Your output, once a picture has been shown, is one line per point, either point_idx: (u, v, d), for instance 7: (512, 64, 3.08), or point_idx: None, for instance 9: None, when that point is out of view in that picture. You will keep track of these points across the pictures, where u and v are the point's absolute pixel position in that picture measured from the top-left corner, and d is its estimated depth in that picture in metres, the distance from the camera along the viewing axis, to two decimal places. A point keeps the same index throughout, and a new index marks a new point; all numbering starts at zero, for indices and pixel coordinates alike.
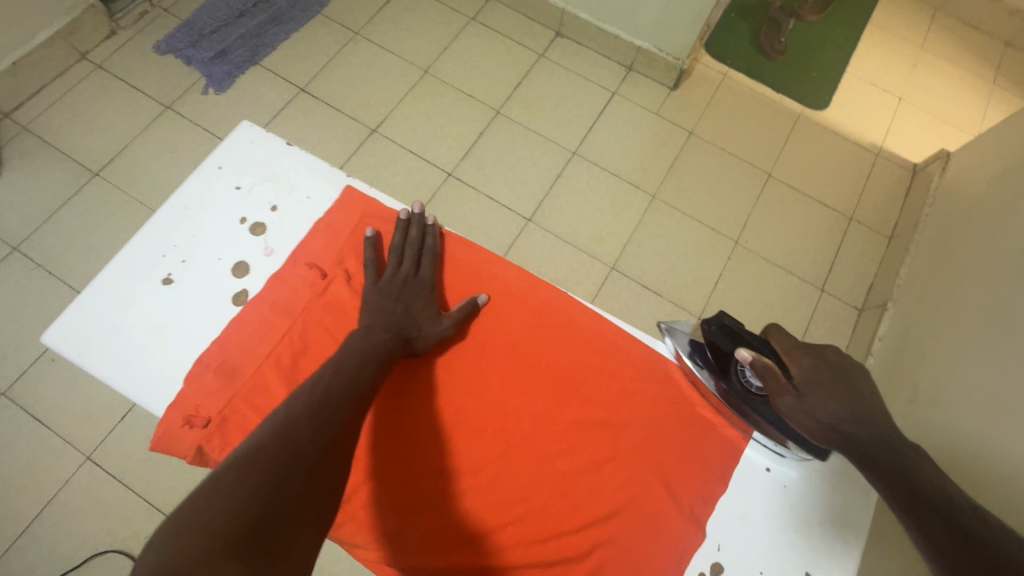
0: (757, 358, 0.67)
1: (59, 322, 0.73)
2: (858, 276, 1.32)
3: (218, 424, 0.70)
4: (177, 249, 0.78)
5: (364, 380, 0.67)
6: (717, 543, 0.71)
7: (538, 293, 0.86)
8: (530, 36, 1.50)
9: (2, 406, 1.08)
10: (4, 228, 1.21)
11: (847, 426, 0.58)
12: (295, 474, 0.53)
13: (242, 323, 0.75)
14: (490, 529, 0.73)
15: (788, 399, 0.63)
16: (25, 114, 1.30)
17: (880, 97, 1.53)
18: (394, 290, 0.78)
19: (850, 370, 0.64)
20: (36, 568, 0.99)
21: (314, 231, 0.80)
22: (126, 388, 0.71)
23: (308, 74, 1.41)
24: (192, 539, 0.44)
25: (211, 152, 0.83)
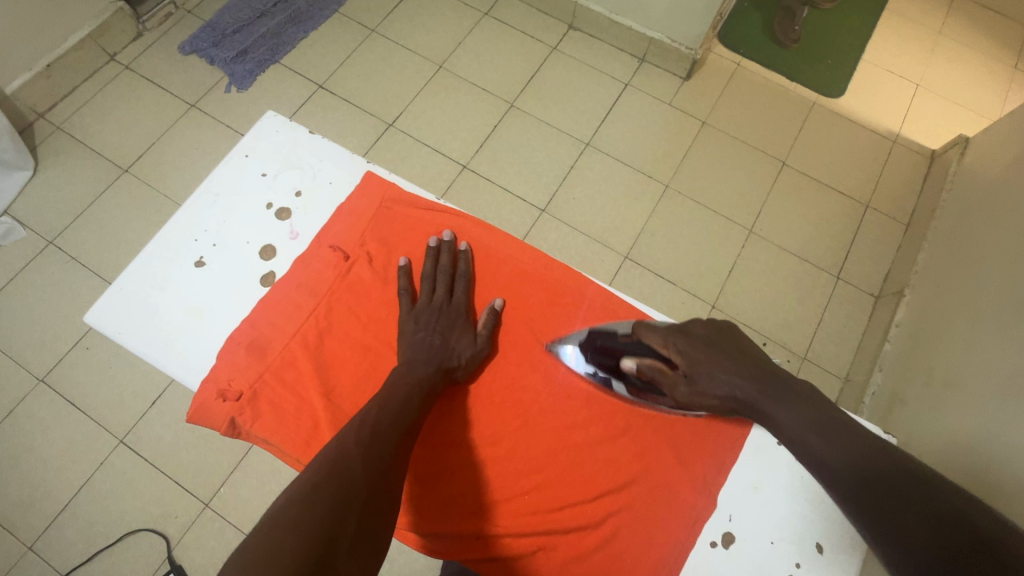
0: (640, 361, 0.73)
1: (98, 304, 0.76)
2: (874, 264, 1.31)
3: (250, 397, 0.73)
4: (208, 234, 0.81)
5: (410, 411, 0.67)
6: (729, 513, 0.72)
7: (546, 273, 0.86)
8: (543, 29, 1.52)
9: (41, 391, 1.13)
10: (41, 222, 1.26)
11: (742, 395, 0.64)
12: (355, 477, 0.56)
13: (271, 301, 0.77)
14: (508, 498, 0.74)
15: (683, 388, 0.69)
16: (58, 114, 1.36)
17: (897, 83, 1.52)
18: (429, 319, 0.76)
19: (714, 335, 0.70)
20: (75, 544, 1.04)
21: (336, 214, 0.82)
22: (162, 362, 0.75)
23: (326, 71, 1.45)
24: (281, 537, 0.47)
25: (238, 142, 0.86)
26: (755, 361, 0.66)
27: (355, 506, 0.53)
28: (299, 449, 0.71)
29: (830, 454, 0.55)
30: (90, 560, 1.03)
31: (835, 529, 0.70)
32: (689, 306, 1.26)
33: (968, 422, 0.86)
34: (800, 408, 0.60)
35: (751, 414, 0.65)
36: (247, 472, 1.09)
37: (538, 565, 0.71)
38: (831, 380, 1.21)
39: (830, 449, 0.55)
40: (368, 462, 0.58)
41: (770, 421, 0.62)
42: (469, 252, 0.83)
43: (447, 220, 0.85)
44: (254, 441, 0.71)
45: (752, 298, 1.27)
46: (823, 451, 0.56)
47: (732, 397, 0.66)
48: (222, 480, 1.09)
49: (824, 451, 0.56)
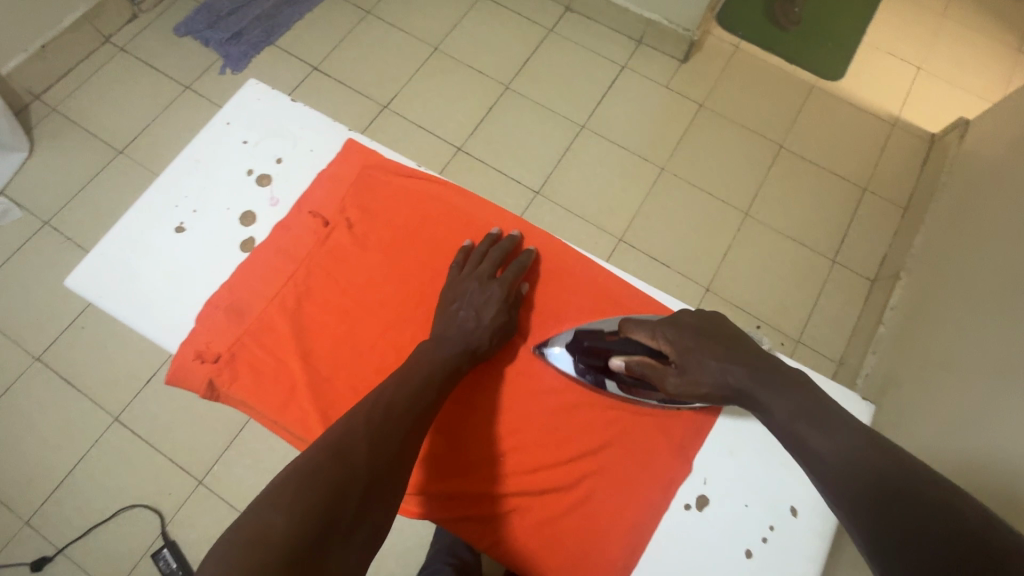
0: (629, 358, 0.67)
1: (80, 268, 0.77)
2: (871, 247, 1.30)
3: (227, 359, 0.73)
4: (188, 200, 0.81)
5: (429, 395, 0.65)
6: (703, 477, 0.70)
7: (547, 246, 0.82)
8: (540, 11, 1.50)
9: (37, 370, 1.14)
10: (37, 203, 1.27)
11: (734, 382, 0.59)
12: (357, 449, 0.55)
13: (250, 266, 0.77)
14: (482, 460, 0.71)
15: (674, 378, 0.63)
16: (53, 96, 1.36)
17: (898, 66, 1.50)
18: (468, 291, 0.75)
19: (705, 325, 0.65)
20: (71, 520, 1.05)
21: (317, 180, 0.82)
22: (142, 325, 0.75)
23: (321, 53, 1.44)
24: (277, 515, 0.46)
25: (220, 110, 0.86)
26: (747, 351, 0.61)
27: (355, 490, 0.52)
28: (275, 409, 0.72)
29: (820, 444, 0.50)
30: (86, 536, 1.05)
31: (807, 491, 0.69)
32: (683, 289, 1.26)
33: (959, 401, 0.86)
34: (795, 396, 0.55)
35: (743, 403, 0.59)
36: (240, 451, 1.10)
37: (510, 526, 0.69)
38: (825, 363, 1.21)
39: (827, 442, 0.50)
40: (374, 437, 0.57)
41: (763, 410, 0.56)
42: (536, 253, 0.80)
43: (485, 204, 0.84)
44: (232, 403, 0.72)
45: (747, 281, 1.27)
46: (820, 446, 0.50)
47: (725, 387, 0.60)
48: (215, 458, 1.10)
49: (820, 444, 0.50)
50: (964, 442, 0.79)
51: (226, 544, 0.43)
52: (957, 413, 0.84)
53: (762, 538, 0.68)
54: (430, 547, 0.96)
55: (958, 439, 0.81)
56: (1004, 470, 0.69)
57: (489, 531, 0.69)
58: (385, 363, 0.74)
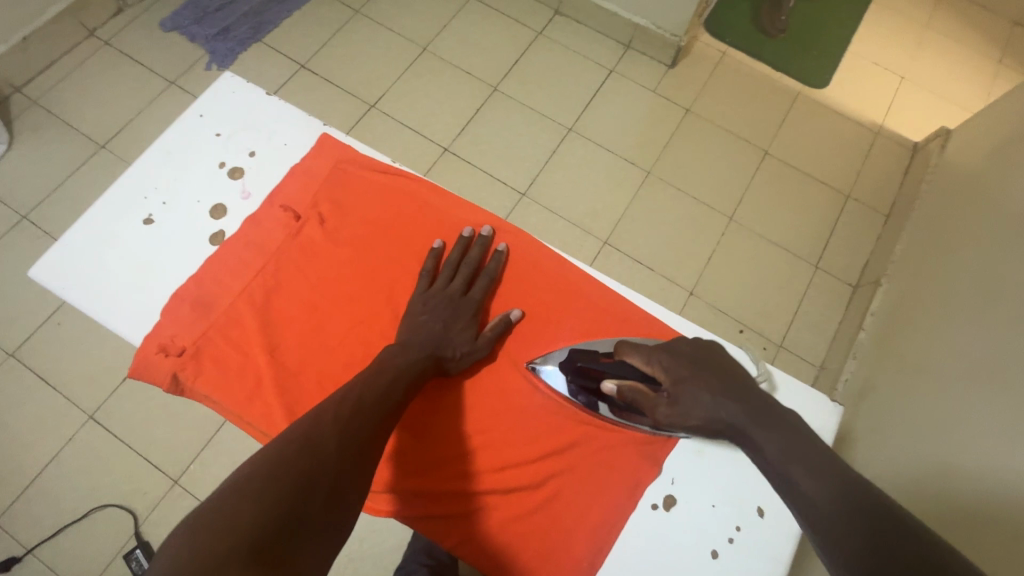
0: (621, 383, 0.67)
1: (45, 258, 0.75)
2: (854, 253, 1.31)
3: (192, 353, 0.72)
4: (158, 192, 0.80)
5: (395, 395, 0.64)
6: (672, 476, 0.70)
7: (519, 249, 0.82)
8: (530, 14, 1.51)
9: (11, 365, 1.12)
10: (15, 196, 1.25)
11: (725, 416, 0.60)
12: (326, 441, 0.54)
13: (219, 260, 0.76)
14: (449, 457, 0.71)
15: (665, 408, 0.64)
16: (35, 89, 1.34)
17: (882, 76, 1.51)
18: (437, 305, 0.74)
19: (701, 354, 0.67)
20: (41, 519, 1.03)
21: (289, 174, 0.81)
22: (107, 317, 0.74)
23: (309, 51, 1.43)
24: (243, 502, 0.45)
25: (194, 102, 0.85)
26: (742, 383, 0.62)
27: (325, 481, 0.51)
28: (240, 404, 0.71)
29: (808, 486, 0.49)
30: (56, 536, 1.03)
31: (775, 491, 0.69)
32: (667, 292, 1.26)
33: (934, 405, 0.87)
34: (786, 437, 0.54)
35: (729, 435, 0.60)
36: (217, 451, 1.09)
37: (475, 525, 0.69)
38: (807, 368, 1.21)
39: (819, 487, 0.49)
40: (343, 432, 0.57)
41: (751, 443, 0.56)
42: (507, 253, 0.80)
43: (461, 204, 0.84)
44: (196, 397, 0.71)
45: (730, 285, 1.27)
46: (812, 492, 0.49)
47: (715, 419, 0.61)
48: (191, 457, 1.08)
49: (811, 490, 0.49)
50: (940, 447, 0.79)
51: (193, 530, 0.42)
52: (932, 418, 0.85)
53: (728, 539, 0.67)
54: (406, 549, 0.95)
55: (934, 443, 0.81)
56: (979, 476, 0.69)
57: (454, 530, 0.68)
58: (353, 359, 0.74)
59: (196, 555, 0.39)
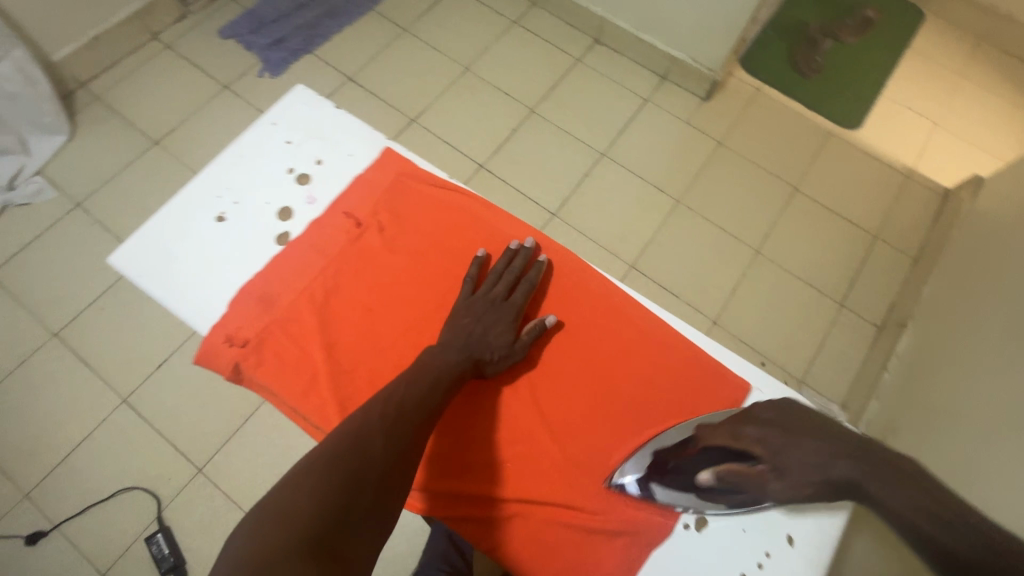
0: (714, 469, 0.66)
1: (124, 248, 0.80)
2: (880, 293, 1.31)
3: (255, 345, 0.75)
4: (230, 192, 0.84)
5: (435, 395, 0.66)
6: None
7: (558, 260, 0.85)
8: (569, 42, 1.56)
9: (53, 346, 1.17)
10: (71, 185, 1.31)
11: (839, 476, 0.59)
12: (372, 442, 0.58)
13: (285, 258, 0.80)
14: (488, 463, 0.73)
15: (775, 483, 0.63)
16: (98, 85, 1.42)
17: (915, 121, 1.53)
18: (480, 310, 0.76)
19: (784, 416, 0.66)
20: (67, 496, 1.06)
21: (353, 183, 0.85)
22: (176, 306, 0.78)
23: (356, 64, 1.50)
24: (298, 500, 0.50)
25: (268, 111, 0.90)
26: (845, 438, 0.62)
27: (371, 480, 0.55)
28: (295, 397, 0.74)
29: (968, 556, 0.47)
30: (80, 515, 1.05)
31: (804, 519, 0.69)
32: (690, 319, 1.27)
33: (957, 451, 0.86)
34: (905, 486, 0.54)
35: (852, 496, 0.59)
36: (241, 443, 1.12)
37: (513, 531, 0.70)
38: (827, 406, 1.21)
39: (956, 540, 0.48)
40: (388, 435, 0.59)
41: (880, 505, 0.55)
42: (547, 265, 0.82)
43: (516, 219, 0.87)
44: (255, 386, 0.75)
45: (754, 316, 1.28)
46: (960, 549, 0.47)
47: (830, 481, 0.60)
48: (216, 448, 1.11)
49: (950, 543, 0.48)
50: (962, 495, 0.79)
51: (255, 521, 0.48)
52: (954, 464, 0.85)
53: (756, 564, 0.68)
54: (421, 556, 0.96)
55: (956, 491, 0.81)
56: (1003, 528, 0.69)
57: (492, 533, 0.70)
58: (403, 360, 0.77)
59: (253, 553, 0.45)
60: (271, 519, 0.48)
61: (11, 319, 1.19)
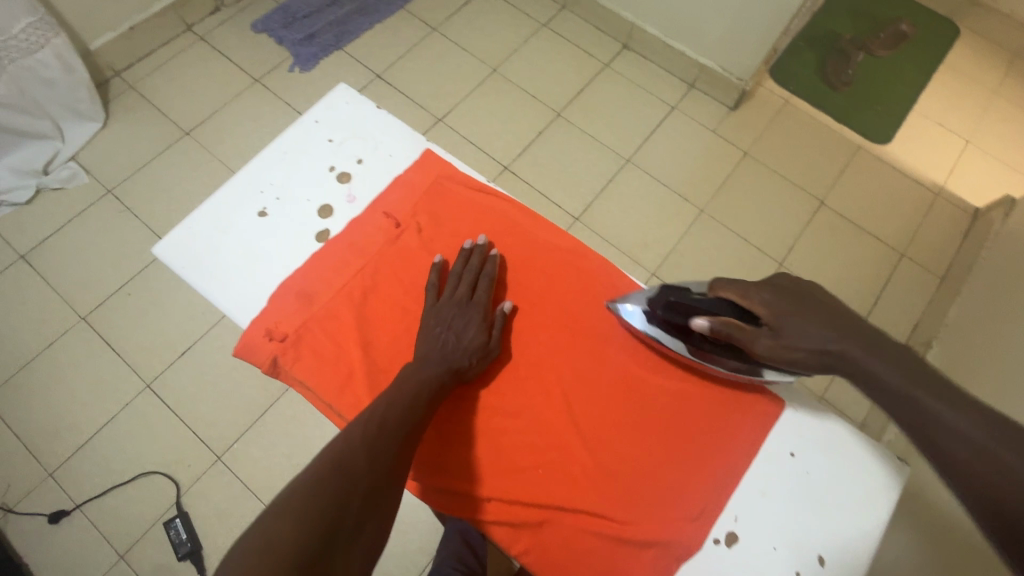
0: (714, 319, 0.72)
1: (170, 237, 0.94)
2: (905, 312, 1.29)
3: (293, 340, 0.83)
4: (273, 188, 0.97)
5: (417, 410, 0.70)
6: (735, 515, 0.77)
7: (553, 256, 0.94)
8: (598, 46, 1.56)
9: (81, 328, 1.19)
10: (104, 171, 1.34)
11: (835, 349, 0.62)
12: (356, 463, 0.60)
13: (325, 256, 0.90)
14: (522, 469, 0.79)
15: (766, 340, 0.68)
16: (133, 74, 1.44)
17: (947, 138, 1.51)
18: (449, 315, 0.81)
19: (804, 289, 0.69)
20: (90, 478, 1.08)
21: (393, 185, 0.96)
22: (218, 293, 0.90)
23: (386, 62, 1.51)
24: (284, 525, 0.50)
25: (311, 111, 1.03)
26: (851, 320, 0.64)
27: (356, 500, 0.57)
28: (332, 393, 0.80)
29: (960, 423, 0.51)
30: (102, 496, 1.07)
31: (835, 544, 0.75)
32: None
33: None
34: (894, 361, 0.59)
35: (838, 372, 0.63)
36: (260, 433, 1.13)
37: (542, 536, 0.76)
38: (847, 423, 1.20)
39: (966, 420, 0.51)
40: (371, 454, 0.62)
41: (864, 374, 0.60)
42: (500, 258, 0.89)
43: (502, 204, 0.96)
44: (291, 379, 0.82)
45: None
46: (951, 417, 0.52)
47: (825, 354, 0.63)
48: (236, 436, 1.13)
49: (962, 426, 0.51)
50: None
51: (237, 555, 0.47)
52: None
53: None
54: (435, 553, 0.97)
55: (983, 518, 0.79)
56: None
57: (521, 538, 0.77)
58: None
59: None
60: (256, 547, 0.48)
61: (42, 301, 1.21)
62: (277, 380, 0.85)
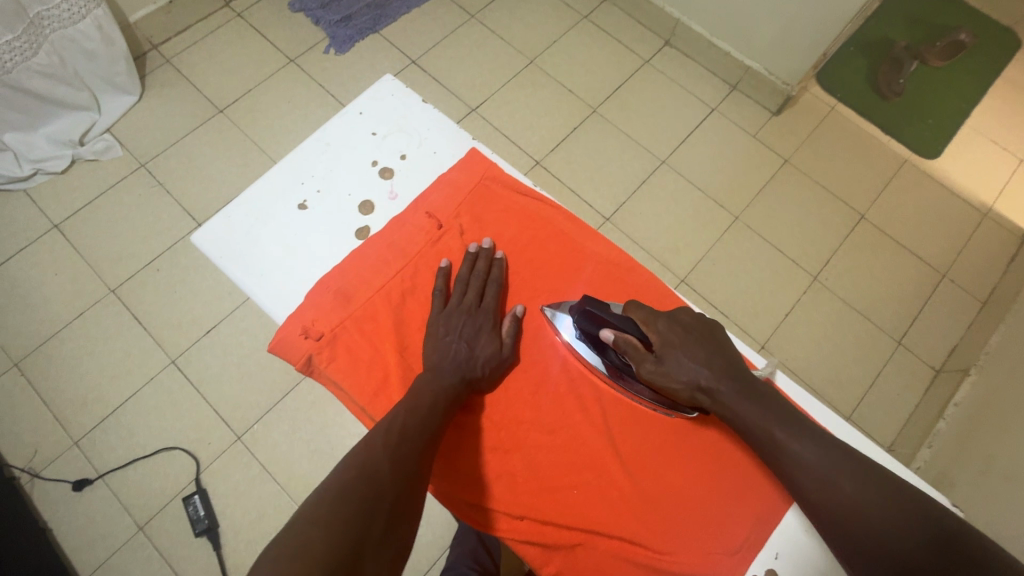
0: (618, 334, 0.74)
1: (207, 224, 0.93)
2: (941, 336, 1.25)
3: (329, 339, 0.82)
4: (313, 180, 0.96)
5: (434, 420, 0.70)
6: (775, 552, 0.74)
7: (595, 263, 0.90)
8: (639, 42, 1.52)
9: (110, 301, 1.21)
10: (138, 145, 1.34)
11: (707, 384, 0.70)
12: (380, 471, 0.59)
13: (364, 253, 0.88)
14: (556, 487, 0.78)
15: (650, 365, 0.72)
16: (170, 48, 1.44)
17: (1000, 156, 1.44)
18: (458, 324, 0.81)
19: (699, 325, 0.75)
20: (114, 449, 1.10)
21: (437, 183, 0.94)
22: (250, 283, 0.89)
23: (422, 48, 1.48)
24: (314, 529, 0.48)
25: (355, 99, 1.02)
26: (731, 361, 0.72)
27: (383, 509, 0.55)
28: (366, 398, 0.80)
29: (811, 457, 0.63)
30: (124, 468, 1.09)
31: None
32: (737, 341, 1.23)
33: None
34: (755, 400, 0.68)
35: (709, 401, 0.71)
36: (281, 416, 1.14)
37: (574, 558, 0.75)
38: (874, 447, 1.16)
39: (809, 451, 0.64)
40: (394, 464, 0.61)
41: (731, 410, 0.69)
42: (505, 261, 0.88)
43: (543, 210, 0.93)
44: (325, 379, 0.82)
45: (804, 345, 1.24)
46: (799, 450, 0.64)
47: (695, 384, 0.71)
48: (257, 418, 1.13)
49: (806, 456, 0.63)
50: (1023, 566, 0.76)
51: (269, 557, 0.45)
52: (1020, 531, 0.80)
53: None
54: (449, 550, 0.98)
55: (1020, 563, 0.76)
56: None
57: (552, 559, 0.75)
58: None
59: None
60: (288, 549, 0.46)
61: (74, 271, 1.23)
62: (310, 377, 0.85)
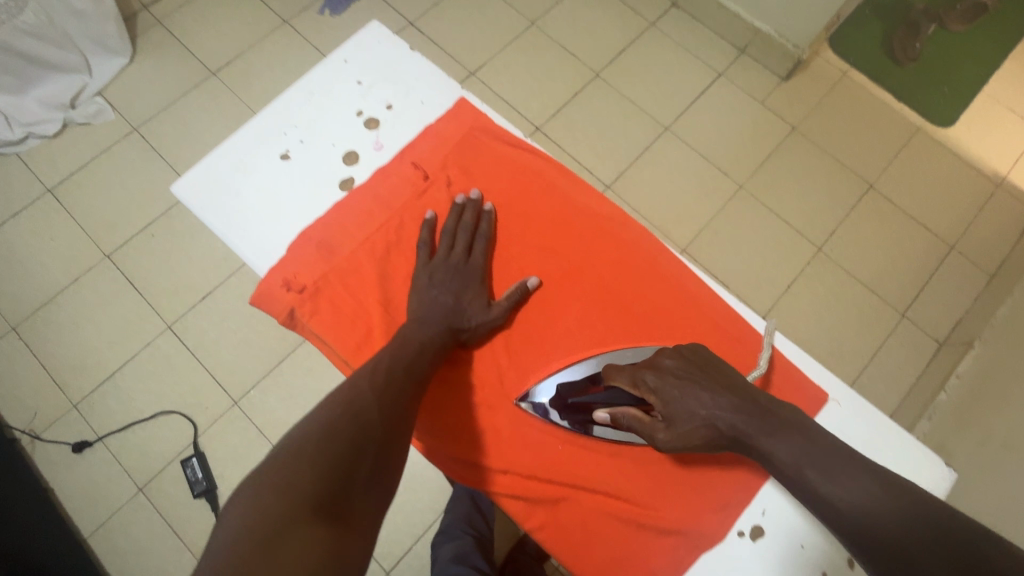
0: (612, 410, 0.71)
1: (187, 175, 0.91)
2: (947, 308, 1.23)
3: (311, 291, 0.82)
4: (297, 131, 0.94)
5: (420, 366, 0.69)
6: (762, 508, 0.74)
7: (584, 216, 0.88)
8: (645, 3, 1.46)
9: (105, 266, 1.20)
10: (130, 108, 1.32)
11: (727, 429, 0.65)
12: (368, 410, 0.58)
13: (349, 205, 0.87)
14: (540, 444, 0.77)
15: (663, 433, 0.68)
16: (161, 9, 1.40)
17: (1016, 124, 1.39)
18: (443, 278, 0.80)
19: (692, 365, 0.70)
20: (112, 413, 1.11)
21: (424, 135, 0.92)
22: (233, 237, 0.88)
23: (419, 9, 1.44)
24: (299, 465, 0.48)
25: (341, 48, 0.99)
26: (742, 394, 0.66)
27: (371, 446, 0.55)
28: (349, 350, 0.80)
29: (845, 500, 0.54)
30: (122, 431, 1.10)
31: None
32: None
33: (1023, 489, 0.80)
34: (778, 433, 0.61)
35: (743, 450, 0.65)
36: (276, 382, 1.14)
37: (558, 514, 0.75)
38: None
39: (843, 492, 0.55)
40: (382, 404, 0.60)
41: (762, 457, 0.62)
42: (494, 214, 0.86)
43: (533, 161, 0.91)
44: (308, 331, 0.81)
45: (806, 316, 1.22)
46: (834, 494, 0.55)
47: (716, 433, 0.65)
48: (253, 383, 1.14)
49: (841, 499, 0.54)
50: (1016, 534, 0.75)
51: (254, 489, 0.45)
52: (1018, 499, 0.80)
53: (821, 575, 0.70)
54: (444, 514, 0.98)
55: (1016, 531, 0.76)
56: None
57: (535, 514, 0.75)
58: None
59: (257, 517, 0.42)
60: (274, 482, 0.46)
61: (69, 236, 1.22)
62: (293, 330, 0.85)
